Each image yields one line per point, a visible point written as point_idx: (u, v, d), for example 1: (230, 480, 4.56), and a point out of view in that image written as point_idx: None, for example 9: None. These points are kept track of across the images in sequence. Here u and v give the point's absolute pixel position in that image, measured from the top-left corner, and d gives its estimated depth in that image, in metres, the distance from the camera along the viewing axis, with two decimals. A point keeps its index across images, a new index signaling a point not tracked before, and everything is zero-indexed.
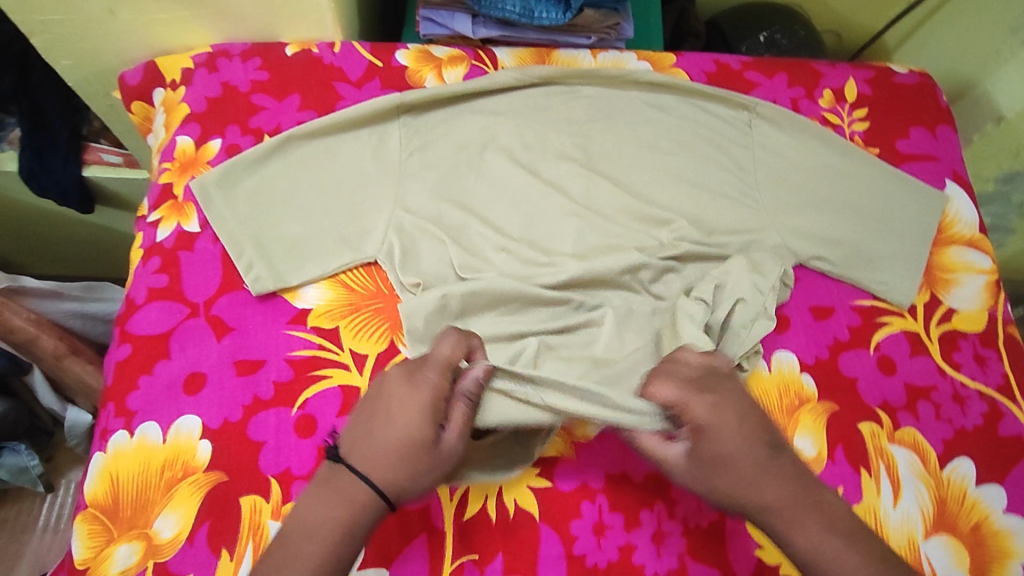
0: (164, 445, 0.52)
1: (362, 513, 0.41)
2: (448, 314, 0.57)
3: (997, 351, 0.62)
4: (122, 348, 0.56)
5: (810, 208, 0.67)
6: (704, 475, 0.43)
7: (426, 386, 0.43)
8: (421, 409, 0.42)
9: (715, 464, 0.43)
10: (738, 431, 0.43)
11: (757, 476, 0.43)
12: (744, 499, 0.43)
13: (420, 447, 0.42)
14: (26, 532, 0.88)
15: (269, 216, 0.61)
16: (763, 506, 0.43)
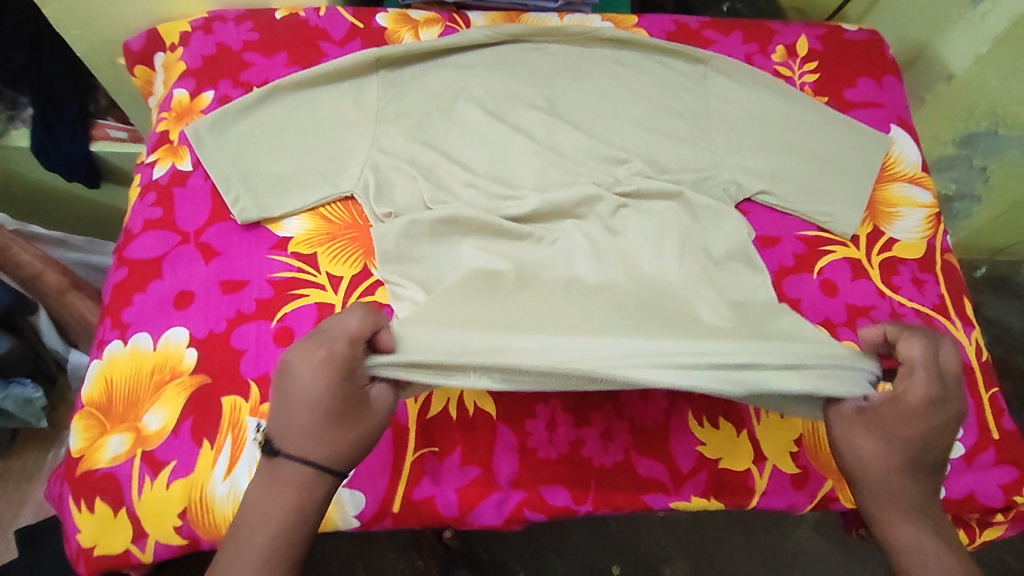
0: (154, 353, 0.57)
1: (314, 493, 0.43)
2: (416, 239, 0.62)
3: (935, 275, 0.66)
4: (119, 271, 0.61)
5: (762, 149, 0.71)
6: (858, 432, 0.47)
7: (336, 365, 0.43)
8: (339, 395, 0.43)
9: (873, 426, 0.47)
10: (929, 430, 0.46)
11: (899, 459, 0.46)
12: (874, 472, 0.47)
13: (352, 433, 0.43)
14: (32, 481, 0.93)
15: (255, 156, 0.66)
16: (881, 482, 0.47)
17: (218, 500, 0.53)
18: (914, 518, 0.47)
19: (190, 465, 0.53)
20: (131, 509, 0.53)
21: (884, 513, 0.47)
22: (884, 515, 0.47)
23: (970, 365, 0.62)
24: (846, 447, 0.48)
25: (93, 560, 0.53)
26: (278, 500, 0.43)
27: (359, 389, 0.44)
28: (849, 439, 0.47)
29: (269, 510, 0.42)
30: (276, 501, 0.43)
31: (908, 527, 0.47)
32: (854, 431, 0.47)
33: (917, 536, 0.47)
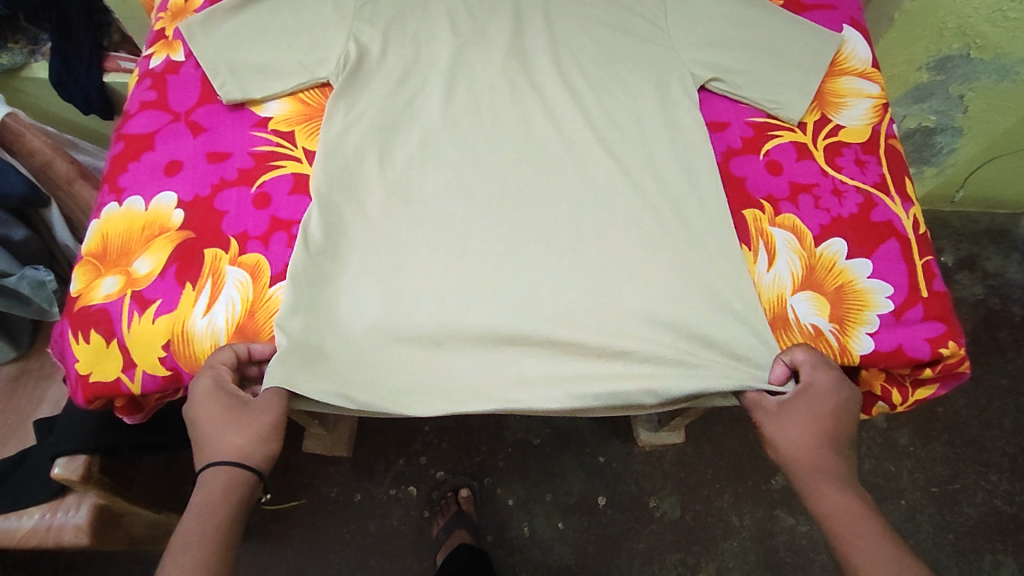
0: (146, 212, 0.63)
1: (237, 486, 0.55)
2: (374, 162, 0.66)
3: (878, 157, 0.69)
4: (118, 145, 0.68)
5: (719, 45, 0.73)
6: (777, 429, 0.58)
7: (222, 391, 0.56)
8: (222, 416, 0.56)
9: (787, 416, 0.57)
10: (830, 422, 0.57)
11: (815, 441, 0.57)
12: (803, 458, 0.56)
13: (244, 444, 0.56)
14: (50, 379, 0.92)
15: (239, 47, 0.71)
16: (807, 466, 0.56)
17: (198, 334, 0.59)
18: (838, 487, 0.55)
19: (174, 303, 0.59)
20: (123, 339, 0.59)
21: (817, 486, 0.55)
22: (818, 487, 0.55)
23: (906, 236, 0.65)
24: (773, 444, 0.58)
25: (89, 386, 0.60)
26: (193, 514, 0.53)
27: (238, 406, 0.57)
28: (773, 434, 0.58)
29: (188, 523, 0.52)
30: (193, 512, 0.53)
31: (838, 494, 0.55)
32: (773, 426, 0.58)
33: (849, 499, 0.54)
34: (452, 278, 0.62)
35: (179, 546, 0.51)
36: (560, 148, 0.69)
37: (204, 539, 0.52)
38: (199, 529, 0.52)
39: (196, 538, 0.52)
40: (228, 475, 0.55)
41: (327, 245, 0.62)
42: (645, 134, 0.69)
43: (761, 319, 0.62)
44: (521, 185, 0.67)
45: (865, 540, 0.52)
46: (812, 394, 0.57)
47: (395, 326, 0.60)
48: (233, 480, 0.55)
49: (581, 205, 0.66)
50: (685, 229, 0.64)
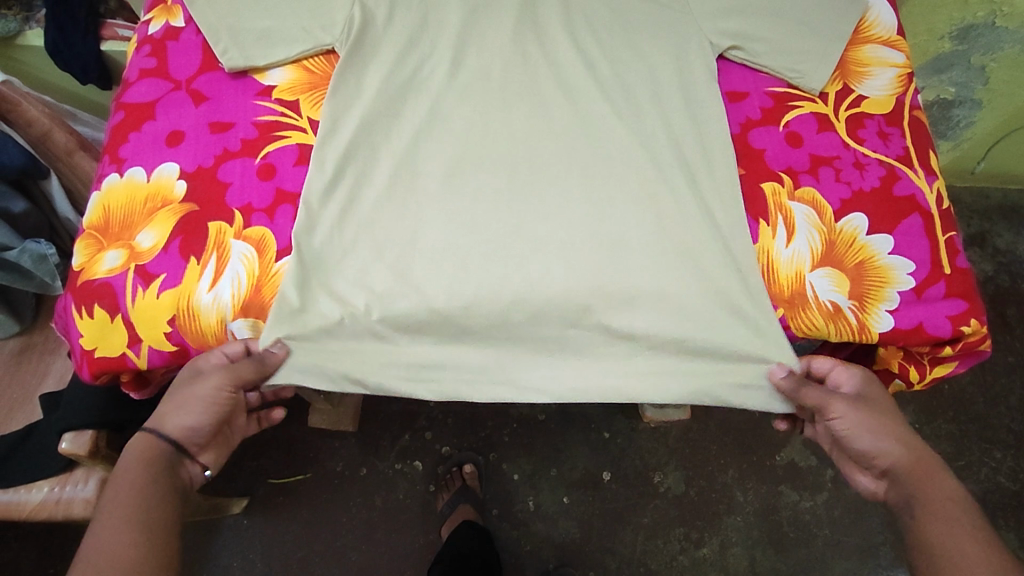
0: (148, 184, 0.61)
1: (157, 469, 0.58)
2: (372, 140, 0.64)
3: (901, 129, 0.67)
4: (117, 115, 0.66)
5: (737, 12, 0.71)
6: (867, 424, 0.60)
7: (211, 374, 0.58)
8: (175, 389, 0.60)
9: (869, 411, 0.60)
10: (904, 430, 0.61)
11: (908, 436, 0.61)
12: (901, 449, 0.60)
13: (174, 418, 0.60)
14: (55, 354, 0.91)
15: (243, 13, 0.68)
16: (906, 457, 0.60)
17: (204, 310, 0.58)
18: (939, 475, 0.58)
19: (179, 277, 0.58)
20: (128, 315, 0.58)
21: (918, 475, 0.58)
22: (918, 476, 0.58)
23: (929, 211, 0.63)
24: (860, 439, 0.61)
25: (96, 362, 0.59)
26: (115, 479, 0.57)
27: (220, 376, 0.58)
28: (857, 430, 0.60)
29: (113, 484, 0.56)
30: (118, 476, 0.57)
31: (945, 482, 0.58)
32: (860, 424, 0.60)
33: (949, 499, 0.56)
34: (463, 254, 0.60)
35: (104, 504, 0.54)
36: (573, 119, 0.66)
37: (124, 493, 0.55)
38: (122, 488, 0.55)
39: (117, 494, 0.55)
40: (145, 445, 0.59)
41: (330, 221, 0.60)
42: (664, 104, 0.67)
43: (777, 299, 0.60)
44: (532, 157, 0.64)
45: (966, 520, 0.55)
46: (876, 389, 0.62)
47: (402, 306, 0.58)
48: (152, 446, 0.60)
49: (595, 176, 0.63)
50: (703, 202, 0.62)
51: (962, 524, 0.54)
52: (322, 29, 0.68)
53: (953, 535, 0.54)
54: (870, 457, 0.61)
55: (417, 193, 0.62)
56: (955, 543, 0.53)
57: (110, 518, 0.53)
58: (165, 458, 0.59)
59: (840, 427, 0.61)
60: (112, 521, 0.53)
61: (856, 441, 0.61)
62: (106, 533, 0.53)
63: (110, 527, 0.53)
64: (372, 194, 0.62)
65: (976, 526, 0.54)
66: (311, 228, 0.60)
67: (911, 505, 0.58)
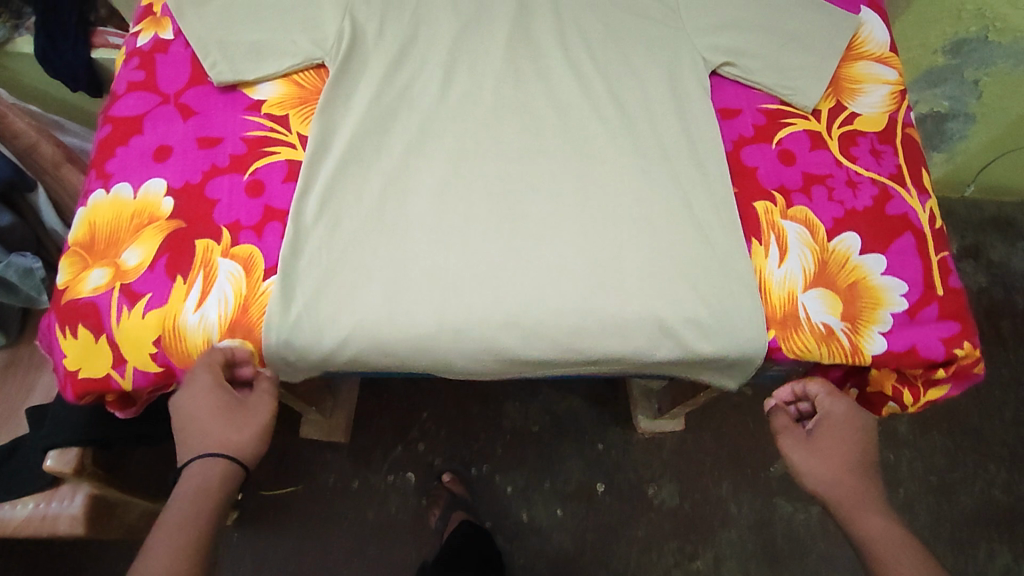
0: (134, 200, 0.61)
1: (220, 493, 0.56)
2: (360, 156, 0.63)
3: (895, 147, 0.67)
4: (103, 128, 0.65)
5: (729, 28, 0.71)
6: (801, 459, 0.61)
7: (222, 396, 0.57)
8: (218, 412, 0.57)
9: (814, 444, 0.61)
10: (843, 463, 0.60)
11: (846, 472, 0.60)
12: (828, 483, 0.60)
13: (242, 442, 0.57)
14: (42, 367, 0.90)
15: (234, 28, 0.68)
16: (839, 490, 0.59)
17: (191, 329, 0.57)
18: (873, 513, 0.57)
19: (165, 297, 0.57)
20: (113, 335, 0.57)
21: (851, 510, 0.58)
22: (851, 514, 0.58)
23: (921, 231, 0.62)
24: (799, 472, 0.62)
25: (79, 383, 0.58)
26: (184, 501, 0.54)
27: (229, 399, 0.57)
28: (796, 463, 0.61)
29: (180, 505, 0.53)
30: (185, 496, 0.54)
31: (876, 519, 0.57)
32: (798, 461, 0.61)
33: (880, 534, 0.56)
34: (454, 278, 0.58)
35: (167, 526, 0.52)
36: (566, 135, 0.66)
37: (189, 524, 0.52)
38: (181, 521, 0.52)
39: (184, 520, 0.53)
40: (222, 471, 0.56)
41: (318, 242, 0.59)
42: (656, 120, 0.67)
43: (771, 319, 0.59)
44: (525, 173, 0.64)
45: (901, 562, 0.54)
46: (832, 423, 0.62)
47: (389, 327, 0.57)
48: (216, 477, 0.56)
49: (586, 192, 0.63)
50: (696, 219, 0.62)
51: (893, 561, 0.54)
52: (312, 42, 0.67)
53: (885, 570, 0.54)
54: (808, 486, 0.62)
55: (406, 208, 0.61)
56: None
57: (173, 546, 0.51)
58: (231, 490, 0.56)
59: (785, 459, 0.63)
60: (175, 558, 0.50)
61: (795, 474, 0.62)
62: (167, 568, 0.50)
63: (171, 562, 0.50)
64: (361, 210, 0.61)
65: (907, 564, 0.54)
66: (298, 248, 0.59)
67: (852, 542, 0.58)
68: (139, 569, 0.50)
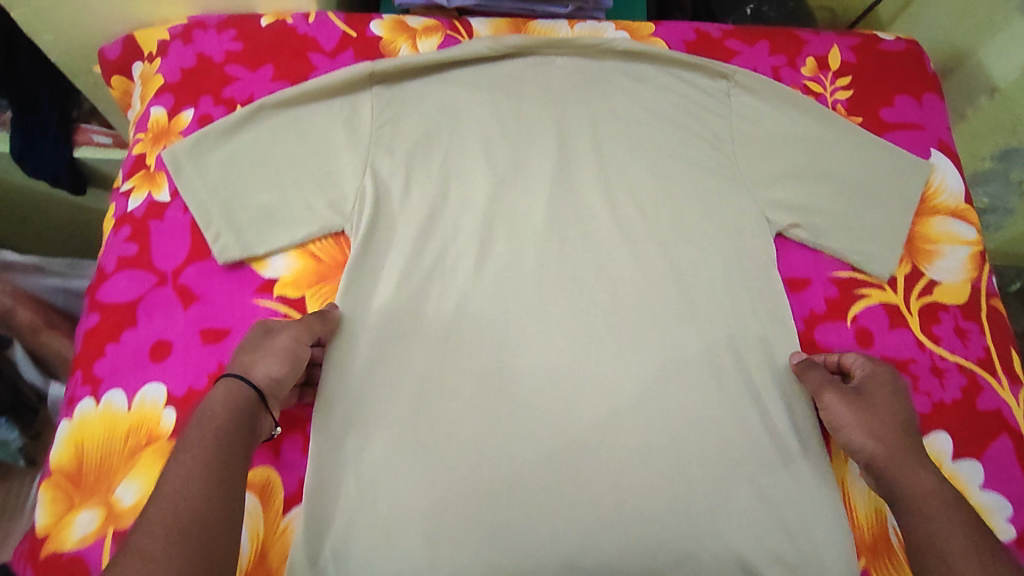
0: (130, 412, 0.53)
1: (231, 437, 0.46)
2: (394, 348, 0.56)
3: (979, 324, 0.61)
4: (90, 317, 0.57)
5: (792, 179, 0.64)
6: (844, 416, 0.53)
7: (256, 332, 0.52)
8: (248, 341, 0.52)
9: (860, 402, 0.53)
10: (892, 420, 0.52)
11: (896, 425, 0.51)
12: (879, 443, 0.51)
13: (253, 361, 0.50)
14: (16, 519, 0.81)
15: (239, 187, 0.60)
16: (888, 446, 0.50)
17: None
18: (920, 465, 0.49)
19: None
20: None
21: (897, 463, 0.49)
22: (900, 469, 0.49)
23: (1015, 429, 0.57)
24: (843, 432, 0.53)
25: None
26: (196, 424, 0.46)
27: (262, 333, 0.52)
28: (838, 421, 0.53)
29: (197, 432, 0.45)
30: (195, 423, 0.46)
31: (925, 474, 0.49)
32: (842, 418, 0.53)
33: (932, 481, 0.48)
34: (505, 507, 0.52)
35: (179, 453, 0.44)
36: (620, 314, 0.59)
37: (207, 445, 0.44)
38: (203, 441, 0.45)
39: (204, 441, 0.45)
40: (230, 389, 0.48)
41: (347, 469, 0.52)
42: (719, 294, 0.61)
43: (859, 541, 0.55)
44: (576, 365, 0.57)
45: (952, 517, 0.46)
46: (877, 381, 0.54)
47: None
48: (236, 395, 0.48)
49: (646, 386, 0.57)
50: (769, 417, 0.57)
51: (928, 520, 0.46)
52: (328, 205, 0.60)
53: (930, 544, 0.46)
54: (853, 451, 0.53)
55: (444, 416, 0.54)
56: (934, 545, 0.46)
57: (189, 467, 0.43)
58: (248, 409, 0.48)
59: (823, 415, 0.55)
60: (194, 482, 0.42)
61: (838, 431, 0.54)
62: (185, 488, 0.42)
63: (185, 477, 0.42)
64: (392, 422, 0.54)
65: (954, 530, 0.46)
66: (327, 479, 0.52)
67: (892, 501, 0.49)
68: (158, 493, 0.42)
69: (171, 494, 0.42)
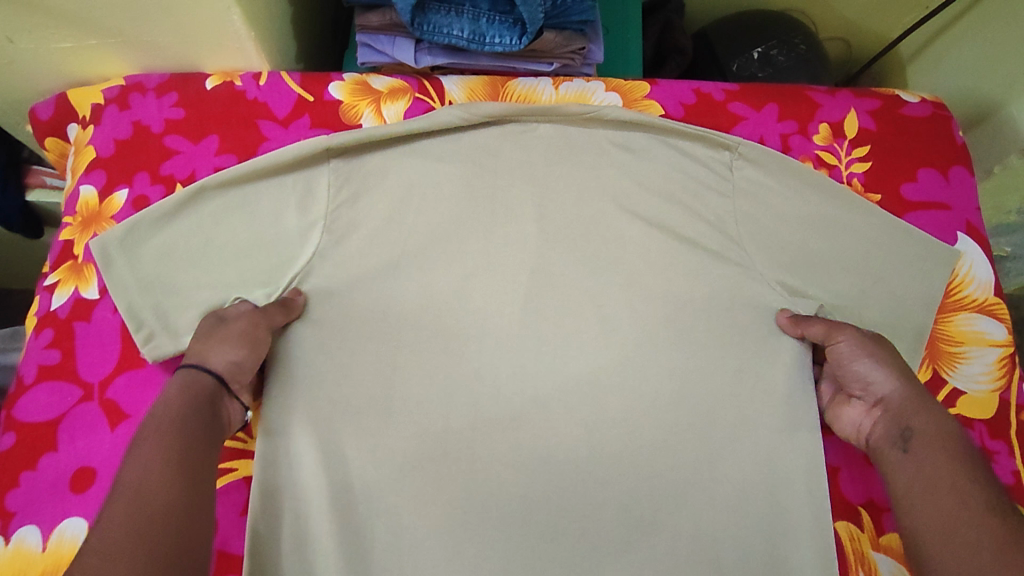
0: (43, 554, 0.47)
1: (194, 420, 0.42)
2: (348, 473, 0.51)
3: (1008, 443, 0.54)
4: (4, 437, 0.51)
5: (801, 269, 0.57)
6: (866, 349, 0.51)
7: (217, 318, 0.50)
8: (208, 327, 0.49)
9: (879, 342, 0.51)
10: (905, 372, 0.50)
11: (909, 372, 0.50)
12: (902, 382, 0.49)
13: (209, 349, 0.48)
14: None
15: (175, 283, 0.54)
16: (908, 387, 0.49)
17: None
18: (940, 412, 0.47)
19: None
20: None
21: (921, 407, 0.47)
22: (918, 410, 0.47)
23: None
24: (860, 366, 0.51)
25: None
26: (153, 410, 0.42)
27: (221, 318, 0.50)
28: (858, 354, 0.51)
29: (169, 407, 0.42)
30: (169, 400, 0.43)
31: (945, 420, 0.46)
32: (862, 349, 0.51)
33: (951, 429, 0.46)
34: None
35: (146, 433, 0.40)
36: (602, 430, 0.54)
37: (166, 427, 0.40)
38: (165, 424, 0.41)
39: (168, 420, 0.41)
40: (184, 381, 0.45)
41: None
42: (713, 404, 0.55)
43: None
44: (551, 490, 0.52)
45: (968, 463, 0.43)
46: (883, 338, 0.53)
47: None
48: (195, 379, 0.45)
49: (628, 513, 0.52)
50: (770, 549, 0.51)
51: (946, 456, 0.44)
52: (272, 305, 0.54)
53: (946, 480, 0.43)
54: (870, 388, 0.50)
55: (401, 556, 0.49)
56: (952, 486, 0.42)
57: (152, 449, 0.39)
58: (208, 396, 0.45)
59: (834, 353, 0.52)
60: (157, 462, 0.38)
61: (853, 368, 0.51)
62: (145, 470, 0.37)
63: (148, 457, 0.38)
64: (342, 565, 0.48)
65: (972, 472, 0.42)
66: None
67: (905, 438, 0.46)
68: (117, 483, 0.37)
69: (131, 478, 0.37)
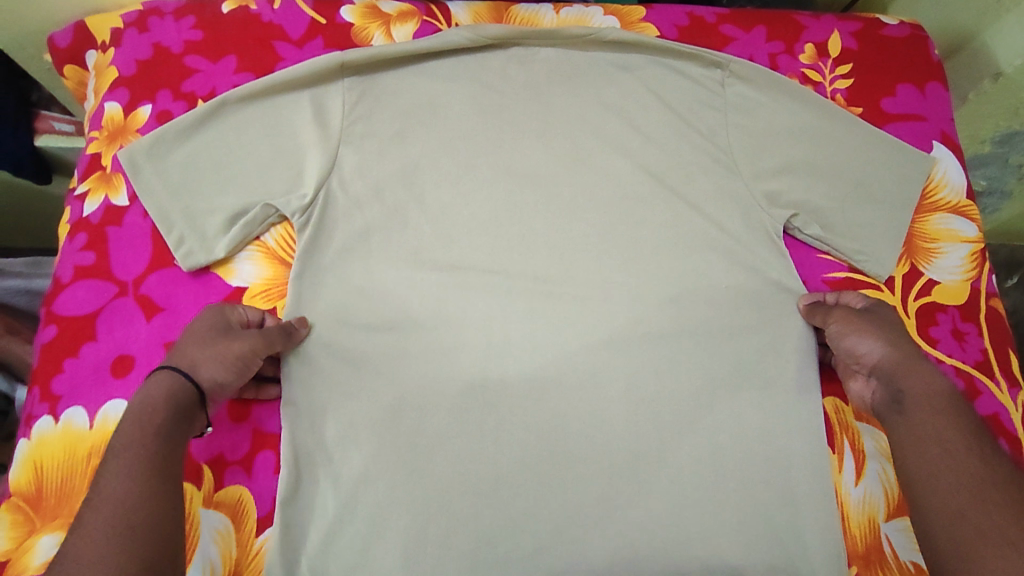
0: (92, 431, 0.51)
1: (168, 426, 0.43)
2: (369, 360, 0.54)
3: (978, 326, 0.59)
4: (48, 330, 0.54)
5: (790, 173, 0.61)
6: (856, 324, 0.53)
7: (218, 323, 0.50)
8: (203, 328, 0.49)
9: (871, 317, 0.53)
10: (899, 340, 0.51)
11: (900, 336, 0.52)
12: (888, 347, 0.51)
13: (202, 359, 0.46)
14: None
15: (199, 190, 0.57)
16: (897, 354, 0.50)
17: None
18: (931, 371, 0.49)
19: None
20: None
21: (909, 369, 0.49)
22: (908, 370, 0.49)
23: (1014, 435, 0.56)
24: (851, 340, 0.53)
25: None
26: (133, 412, 0.43)
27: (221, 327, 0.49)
28: (848, 331, 0.53)
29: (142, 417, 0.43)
30: (132, 411, 0.43)
31: (931, 378, 0.48)
32: (850, 326, 0.53)
33: (938, 386, 0.48)
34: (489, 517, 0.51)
35: (118, 447, 0.41)
36: (608, 323, 0.58)
37: (142, 437, 0.41)
38: (139, 432, 0.41)
39: (138, 435, 0.42)
40: (170, 390, 0.44)
41: (323, 487, 0.51)
42: (710, 298, 0.59)
43: (852, 551, 0.53)
44: (562, 375, 0.56)
45: (949, 415, 0.46)
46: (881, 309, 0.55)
47: None
48: (174, 390, 0.44)
49: (633, 396, 0.55)
50: (764, 419, 0.55)
51: (935, 417, 0.46)
52: (292, 207, 0.56)
53: (930, 434, 0.45)
54: (860, 359, 0.52)
55: (424, 431, 0.52)
56: (933, 439, 0.45)
57: (125, 464, 0.40)
58: (187, 410, 0.44)
59: (830, 333, 0.55)
60: (132, 480, 0.39)
61: (845, 341, 0.53)
62: (120, 490, 0.38)
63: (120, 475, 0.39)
64: (368, 439, 0.52)
65: (949, 425, 0.45)
66: (301, 497, 0.50)
67: (898, 400, 0.48)
68: (89, 499, 0.38)
69: (108, 499, 0.38)
